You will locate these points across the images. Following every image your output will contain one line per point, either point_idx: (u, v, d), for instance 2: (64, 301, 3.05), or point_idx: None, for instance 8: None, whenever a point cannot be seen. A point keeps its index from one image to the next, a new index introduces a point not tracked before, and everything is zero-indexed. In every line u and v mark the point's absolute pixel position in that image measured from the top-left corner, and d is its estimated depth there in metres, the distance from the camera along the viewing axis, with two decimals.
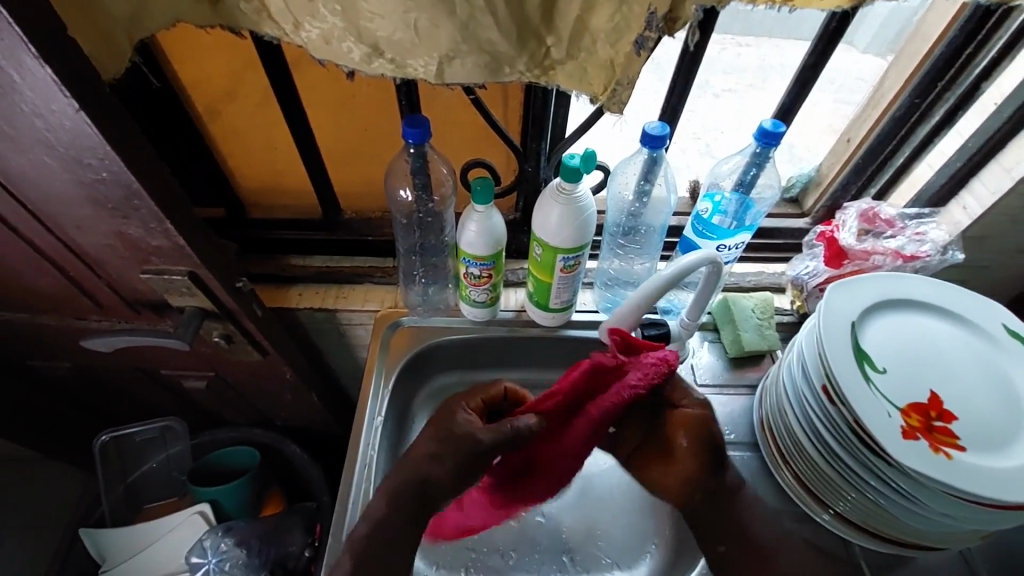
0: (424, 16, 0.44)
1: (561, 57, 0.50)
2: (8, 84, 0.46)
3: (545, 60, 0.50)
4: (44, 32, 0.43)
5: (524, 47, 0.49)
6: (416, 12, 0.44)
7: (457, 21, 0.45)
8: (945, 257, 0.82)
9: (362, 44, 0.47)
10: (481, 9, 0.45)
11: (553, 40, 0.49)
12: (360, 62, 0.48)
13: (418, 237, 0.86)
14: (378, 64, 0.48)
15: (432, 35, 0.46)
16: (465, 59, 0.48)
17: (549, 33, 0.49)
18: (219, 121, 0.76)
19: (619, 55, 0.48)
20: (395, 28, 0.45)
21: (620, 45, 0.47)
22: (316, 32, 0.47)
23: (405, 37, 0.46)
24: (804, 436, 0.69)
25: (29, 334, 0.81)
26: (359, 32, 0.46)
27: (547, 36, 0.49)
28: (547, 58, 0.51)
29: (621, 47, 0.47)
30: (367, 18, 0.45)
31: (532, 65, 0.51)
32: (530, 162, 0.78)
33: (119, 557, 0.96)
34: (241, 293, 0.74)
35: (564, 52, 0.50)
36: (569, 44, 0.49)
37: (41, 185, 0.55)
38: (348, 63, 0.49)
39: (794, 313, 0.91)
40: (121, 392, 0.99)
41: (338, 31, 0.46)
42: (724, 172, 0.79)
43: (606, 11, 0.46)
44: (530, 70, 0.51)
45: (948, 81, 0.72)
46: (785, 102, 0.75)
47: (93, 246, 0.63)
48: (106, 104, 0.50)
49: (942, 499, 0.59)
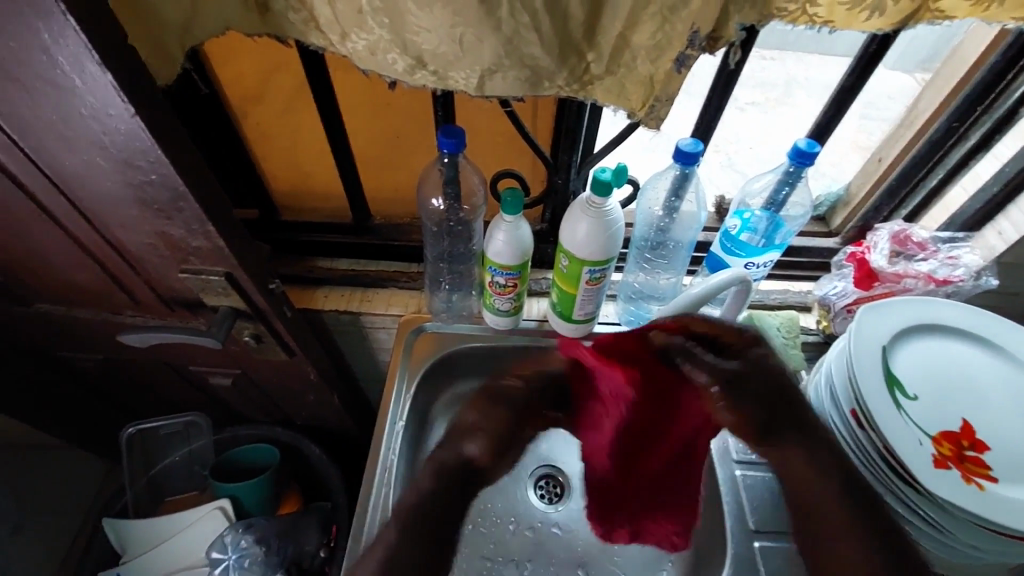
0: (469, 31, 0.45)
1: (601, 72, 0.50)
2: (69, 88, 0.48)
3: (584, 75, 0.51)
4: (108, 41, 0.45)
5: (564, 62, 0.49)
6: (463, 27, 0.45)
7: (502, 36, 0.46)
8: (978, 282, 0.81)
9: (407, 55, 0.48)
10: (526, 25, 0.46)
11: (593, 56, 0.49)
12: (403, 73, 0.49)
13: (446, 245, 0.87)
14: (421, 75, 0.49)
15: (476, 49, 0.46)
16: (507, 73, 0.49)
17: (590, 49, 0.49)
18: (259, 124, 0.78)
19: (658, 72, 0.49)
20: (441, 42, 0.46)
21: (660, 62, 0.48)
22: (362, 43, 0.48)
23: (449, 51, 0.47)
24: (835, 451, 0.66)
25: (66, 326, 0.83)
26: (405, 44, 0.47)
27: (587, 52, 0.49)
28: (586, 73, 0.51)
29: (661, 65, 0.48)
30: (414, 31, 0.46)
31: (571, 80, 0.51)
32: (560, 174, 0.78)
33: (141, 549, 0.98)
34: (273, 294, 0.75)
35: (603, 67, 0.50)
36: (609, 61, 0.49)
37: (92, 185, 0.57)
38: (391, 73, 0.50)
39: (820, 333, 0.91)
40: (147, 385, 1.01)
41: (384, 43, 0.48)
42: (755, 189, 0.78)
43: (648, 29, 0.46)
44: (569, 84, 0.51)
45: (987, 105, 0.71)
46: (821, 121, 0.74)
47: (135, 244, 0.64)
48: (159, 109, 0.52)
49: (971, 530, 0.58)
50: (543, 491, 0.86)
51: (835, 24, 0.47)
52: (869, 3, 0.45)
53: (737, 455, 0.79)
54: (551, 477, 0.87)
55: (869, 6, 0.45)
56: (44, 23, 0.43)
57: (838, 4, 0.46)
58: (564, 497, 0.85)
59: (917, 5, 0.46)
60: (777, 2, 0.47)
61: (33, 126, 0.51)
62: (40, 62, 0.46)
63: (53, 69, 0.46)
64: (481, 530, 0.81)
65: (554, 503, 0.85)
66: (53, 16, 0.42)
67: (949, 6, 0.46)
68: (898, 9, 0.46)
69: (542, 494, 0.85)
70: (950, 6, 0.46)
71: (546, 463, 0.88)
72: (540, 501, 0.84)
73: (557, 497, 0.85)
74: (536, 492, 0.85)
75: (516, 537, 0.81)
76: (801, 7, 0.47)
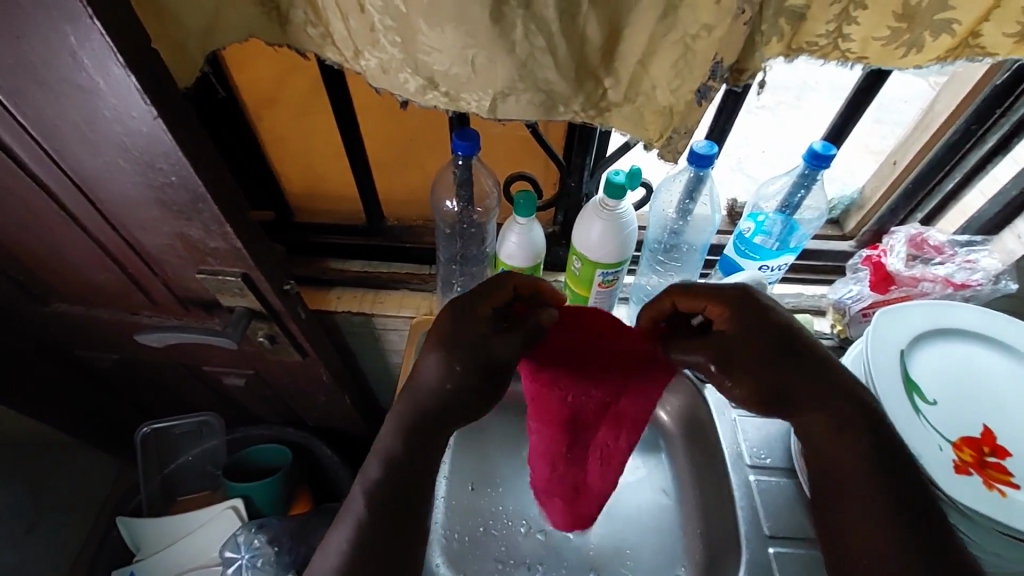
0: (483, 53, 0.44)
1: (618, 100, 0.50)
2: (94, 90, 0.48)
3: (601, 102, 0.50)
4: (132, 45, 0.46)
5: (580, 87, 0.49)
6: (475, 49, 0.44)
7: (516, 59, 0.45)
8: (996, 286, 0.80)
9: (418, 75, 0.48)
10: (541, 48, 0.45)
11: (611, 81, 0.49)
12: (414, 93, 0.49)
13: (459, 247, 0.87)
14: (432, 95, 0.49)
15: (488, 71, 0.45)
16: (520, 96, 0.48)
17: (607, 74, 0.48)
18: (275, 126, 0.79)
19: (678, 103, 0.47)
20: (452, 63, 0.45)
21: (680, 93, 0.46)
22: (375, 61, 0.48)
23: (461, 72, 0.46)
24: None
25: (84, 325, 0.84)
26: (417, 64, 0.47)
27: (604, 77, 0.49)
28: (603, 99, 0.50)
29: (681, 95, 0.46)
30: (426, 51, 0.45)
31: (587, 106, 0.51)
32: (574, 177, 0.78)
33: (155, 547, 0.99)
34: (288, 295, 0.75)
35: (621, 94, 0.49)
36: (627, 88, 0.49)
37: (114, 188, 0.58)
38: (402, 93, 0.50)
39: (834, 337, 0.90)
40: (162, 386, 1.02)
41: (396, 62, 0.47)
42: (769, 193, 0.77)
43: (669, 57, 0.45)
44: (585, 110, 0.51)
45: (1005, 107, 0.70)
46: (835, 123, 0.73)
47: (154, 244, 0.65)
48: (181, 110, 0.52)
49: (994, 536, 0.57)
50: None
51: (868, 60, 0.46)
52: (905, 39, 0.44)
53: (751, 459, 0.79)
54: None
55: (906, 43, 0.44)
56: (73, 27, 0.44)
57: (872, 39, 0.44)
58: None
59: (959, 40, 0.43)
60: (806, 36, 0.45)
61: (58, 128, 0.52)
62: (66, 65, 0.46)
63: (79, 72, 0.47)
64: (493, 533, 0.81)
65: None
66: (80, 20, 0.43)
67: (991, 42, 0.44)
68: (939, 44, 0.44)
69: None
70: (993, 43, 0.44)
71: None
72: None
73: None
74: None
75: (528, 541, 0.81)
76: (832, 41, 0.45)
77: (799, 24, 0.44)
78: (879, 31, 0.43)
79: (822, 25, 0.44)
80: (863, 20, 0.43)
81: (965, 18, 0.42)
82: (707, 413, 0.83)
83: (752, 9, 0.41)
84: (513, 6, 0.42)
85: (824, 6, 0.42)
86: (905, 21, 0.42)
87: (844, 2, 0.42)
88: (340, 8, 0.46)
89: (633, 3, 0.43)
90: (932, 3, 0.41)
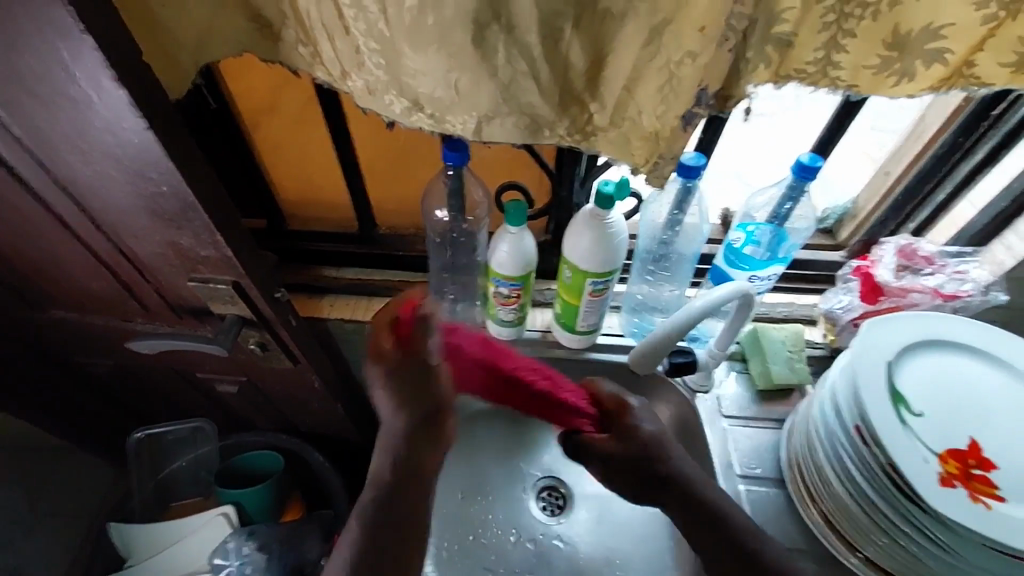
0: (465, 76, 0.45)
1: (604, 124, 0.50)
2: (86, 103, 0.49)
3: (587, 126, 0.51)
4: (123, 59, 0.46)
5: (565, 112, 0.50)
6: (458, 72, 0.45)
7: (499, 82, 0.46)
8: (986, 297, 0.80)
9: (403, 97, 0.48)
10: (524, 72, 0.46)
11: (596, 106, 0.49)
12: (400, 114, 0.50)
13: (450, 255, 0.88)
14: (417, 117, 0.50)
15: (473, 94, 0.46)
16: (505, 119, 0.49)
17: (592, 100, 0.49)
18: (268, 135, 0.80)
19: (665, 128, 0.46)
20: (436, 85, 0.46)
21: (666, 118, 0.45)
22: (361, 82, 0.49)
23: (445, 95, 0.47)
24: (833, 475, 0.67)
25: (78, 332, 0.85)
26: (402, 86, 0.48)
27: (590, 102, 0.49)
28: (588, 124, 0.51)
29: (667, 121, 0.46)
30: (410, 74, 0.46)
31: (573, 129, 0.51)
32: (565, 187, 0.79)
33: (146, 554, 0.99)
34: (279, 303, 0.76)
35: (607, 119, 0.49)
36: (612, 113, 0.49)
37: (106, 198, 0.59)
38: (389, 114, 0.51)
39: (825, 347, 0.90)
40: (155, 392, 1.03)
41: (382, 84, 0.48)
42: (759, 203, 0.79)
43: (653, 83, 0.44)
44: (571, 134, 0.52)
45: (993, 120, 0.70)
46: (822, 135, 0.74)
47: (146, 253, 0.66)
48: (171, 120, 0.53)
49: (980, 550, 0.57)
50: (545, 503, 0.85)
51: (859, 88, 0.46)
52: (897, 68, 0.43)
53: (741, 469, 0.79)
54: (554, 488, 0.87)
55: (897, 71, 0.44)
56: (63, 41, 0.44)
57: (863, 68, 0.44)
58: (566, 509, 0.85)
59: (951, 69, 0.43)
60: (795, 62, 0.45)
61: (50, 139, 0.53)
62: (58, 78, 0.47)
63: (70, 84, 0.48)
64: (483, 541, 0.81)
65: (556, 516, 0.84)
66: (72, 35, 0.44)
67: (986, 72, 0.44)
68: (932, 74, 0.43)
69: (544, 506, 0.85)
70: (988, 73, 0.43)
71: (550, 474, 0.87)
72: (541, 514, 0.84)
73: (560, 510, 0.85)
74: (538, 504, 0.85)
75: (518, 550, 0.81)
76: (821, 69, 0.45)
77: (787, 51, 0.44)
78: (870, 59, 0.43)
79: (812, 52, 0.44)
80: (853, 47, 0.43)
81: (957, 48, 0.42)
82: (697, 422, 0.83)
83: (737, 36, 0.41)
84: (495, 30, 0.43)
85: (812, 32, 0.42)
86: (895, 50, 0.43)
87: (833, 29, 0.42)
88: (326, 28, 0.46)
89: (616, 28, 0.43)
90: (923, 31, 0.41)
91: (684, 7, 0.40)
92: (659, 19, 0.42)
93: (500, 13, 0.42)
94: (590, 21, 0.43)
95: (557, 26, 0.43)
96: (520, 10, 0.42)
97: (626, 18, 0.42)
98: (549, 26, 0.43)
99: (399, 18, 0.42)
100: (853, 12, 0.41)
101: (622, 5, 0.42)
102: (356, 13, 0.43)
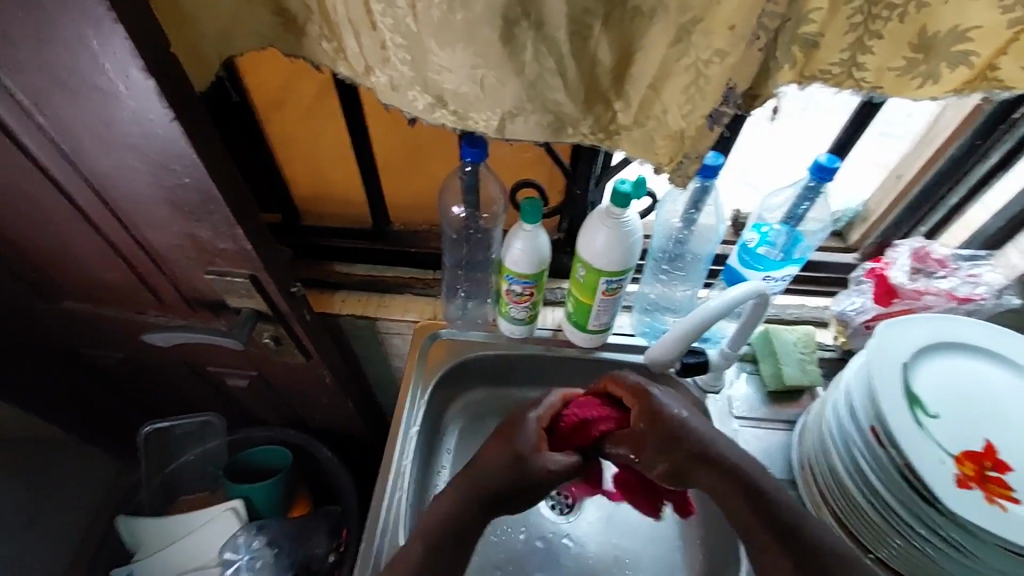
0: (492, 73, 0.45)
1: (628, 122, 0.50)
2: (112, 94, 0.49)
3: (610, 124, 0.51)
4: (152, 50, 0.46)
5: (589, 110, 0.50)
6: (485, 68, 0.45)
7: (525, 80, 0.46)
8: (999, 301, 0.80)
9: (428, 93, 0.49)
10: (550, 70, 0.46)
11: (621, 105, 0.49)
12: (423, 110, 0.50)
13: (465, 252, 0.89)
14: (441, 113, 0.50)
15: (498, 92, 0.46)
16: (529, 117, 0.49)
17: (617, 98, 0.49)
18: (285, 130, 0.80)
19: (689, 127, 0.46)
20: (462, 82, 0.46)
21: (691, 118, 0.45)
22: (386, 78, 0.49)
23: (470, 91, 0.47)
24: (848, 477, 0.67)
25: (91, 324, 0.85)
26: (427, 82, 0.48)
27: (615, 101, 0.49)
28: (612, 122, 0.51)
29: (692, 120, 0.45)
30: (437, 70, 0.46)
31: (596, 128, 0.51)
32: (580, 185, 0.79)
33: (154, 547, 0.99)
34: (294, 297, 0.76)
35: (631, 118, 0.50)
36: (637, 112, 0.49)
37: (127, 190, 0.59)
38: (411, 110, 0.51)
39: (837, 349, 0.91)
40: (164, 386, 1.03)
41: (407, 80, 0.48)
42: (774, 204, 0.78)
43: (679, 83, 0.45)
44: (594, 132, 0.52)
45: (1010, 124, 0.70)
46: (839, 138, 0.74)
47: (164, 245, 0.66)
48: (195, 113, 0.53)
49: (994, 552, 0.57)
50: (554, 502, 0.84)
51: (883, 89, 0.46)
52: (921, 70, 0.44)
53: None
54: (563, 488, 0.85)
55: (922, 73, 0.44)
56: (93, 32, 0.44)
57: (887, 69, 0.44)
58: (575, 508, 0.84)
59: (976, 73, 0.43)
60: (820, 63, 0.45)
61: (74, 129, 0.53)
62: (86, 69, 0.47)
63: (98, 75, 0.48)
64: (492, 539, 0.81)
65: (565, 514, 0.84)
66: (103, 26, 0.44)
67: (1012, 76, 0.43)
68: (956, 76, 0.43)
69: (554, 505, 0.84)
70: (1012, 77, 0.43)
71: None
72: (551, 512, 0.83)
73: (569, 508, 0.84)
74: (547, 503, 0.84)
75: (527, 548, 0.81)
76: (846, 70, 0.45)
77: (812, 52, 0.44)
78: (894, 61, 0.44)
79: (838, 53, 0.44)
80: (878, 49, 0.43)
81: (983, 51, 0.41)
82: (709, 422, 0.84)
83: (768, 36, 0.40)
84: (524, 28, 0.43)
85: (839, 33, 0.42)
86: (921, 51, 0.43)
87: (860, 31, 0.42)
88: (353, 24, 0.47)
89: (645, 27, 0.44)
90: (949, 34, 0.41)
91: (714, 6, 0.40)
92: (688, 18, 0.42)
93: (529, 10, 0.42)
94: (619, 20, 0.43)
95: (586, 23, 0.43)
96: (549, 9, 0.42)
97: (655, 16, 0.43)
98: (577, 24, 0.43)
99: (428, 13, 0.42)
100: (881, 13, 0.41)
101: (652, 4, 0.42)
102: (384, 8, 0.43)
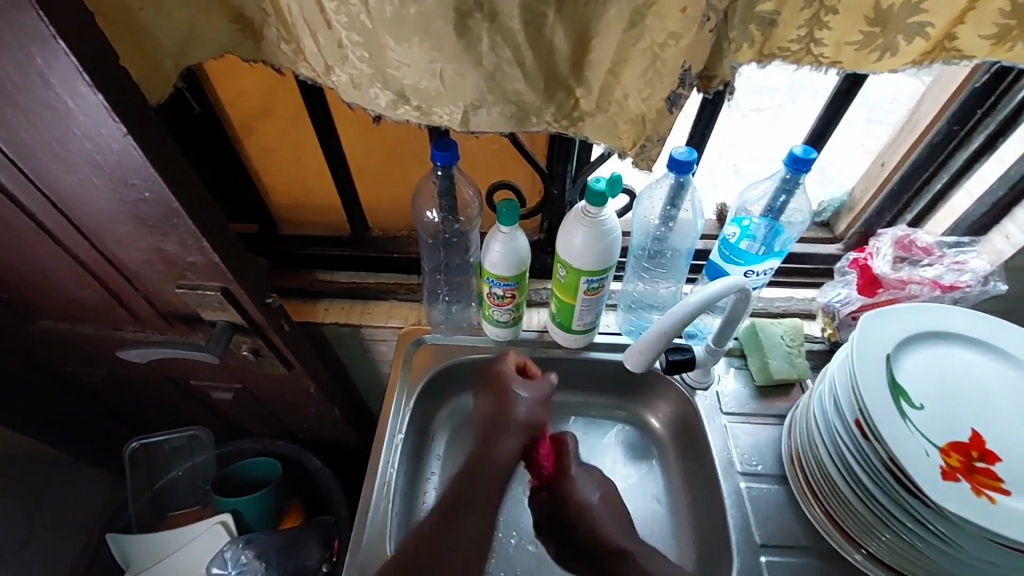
0: (450, 67, 0.44)
1: (590, 108, 0.49)
2: (64, 109, 0.48)
3: (573, 111, 0.50)
4: (100, 63, 0.45)
5: (552, 98, 0.49)
6: (442, 62, 0.44)
7: (483, 70, 0.45)
8: (986, 288, 0.79)
9: (388, 90, 0.47)
10: (508, 60, 0.45)
11: (583, 91, 0.48)
12: (386, 107, 0.49)
13: (443, 256, 0.86)
14: (404, 109, 0.49)
15: (458, 85, 0.45)
16: (491, 108, 0.48)
17: (578, 84, 0.48)
18: (257, 139, 0.79)
19: (650, 111, 0.45)
20: (421, 77, 0.45)
21: (651, 100, 0.45)
22: (346, 76, 0.48)
23: (430, 86, 0.46)
24: (835, 470, 0.66)
25: (70, 342, 0.84)
26: (386, 78, 0.47)
27: (576, 88, 0.48)
28: (575, 110, 0.50)
29: (652, 103, 0.45)
30: (394, 66, 0.45)
31: (560, 116, 0.50)
32: (557, 185, 0.77)
33: (144, 564, 0.98)
34: (270, 308, 0.75)
35: (593, 103, 0.49)
36: (599, 97, 0.48)
37: (90, 206, 0.58)
38: (374, 108, 0.50)
39: (825, 341, 0.89)
40: (150, 401, 1.02)
41: (366, 77, 0.47)
42: (753, 198, 0.78)
43: (638, 66, 0.44)
44: (558, 120, 0.51)
45: (988, 107, 0.69)
46: (816, 126, 0.73)
47: (133, 260, 0.65)
48: (152, 126, 0.52)
49: (984, 545, 0.56)
50: None
51: (842, 64, 0.45)
52: (878, 44, 0.43)
53: (742, 466, 0.78)
54: None
55: (880, 47, 0.43)
56: (38, 48, 0.43)
57: (845, 43, 0.43)
58: None
59: (933, 43, 0.43)
60: (779, 41, 0.44)
61: (29, 147, 0.52)
62: (34, 85, 0.46)
63: (47, 91, 0.47)
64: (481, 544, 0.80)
65: None
66: (46, 41, 0.43)
67: (968, 44, 0.43)
68: (913, 48, 0.43)
69: None
70: (970, 45, 0.43)
71: None
72: None
73: None
74: None
75: (517, 551, 0.80)
76: (805, 46, 0.44)
77: (770, 31, 0.43)
78: (851, 35, 0.43)
79: (795, 31, 0.43)
80: (835, 24, 0.42)
81: (938, 22, 0.41)
82: (697, 419, 0.83)
83: (718, 17, 0.40)
84: (478, 19, 0.42)
85: (794, 11, 0.41)
86: (877, 25, 0.42)
87: (815, 7, 0.41)
88: (308, 24, 0.46)
89: (601, 12, 0.43)
90: (904, 6, 0.40)
91: None
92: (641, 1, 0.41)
93: (482, 1, 0.41)
94: (573, 7, 0.42)
95: (540, 11, 0.42)
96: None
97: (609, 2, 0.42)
98: (532, 13, 0.42)
99: (380, 9, 0.41)
100: None
101: None
102: (337, 6, 0.42)
